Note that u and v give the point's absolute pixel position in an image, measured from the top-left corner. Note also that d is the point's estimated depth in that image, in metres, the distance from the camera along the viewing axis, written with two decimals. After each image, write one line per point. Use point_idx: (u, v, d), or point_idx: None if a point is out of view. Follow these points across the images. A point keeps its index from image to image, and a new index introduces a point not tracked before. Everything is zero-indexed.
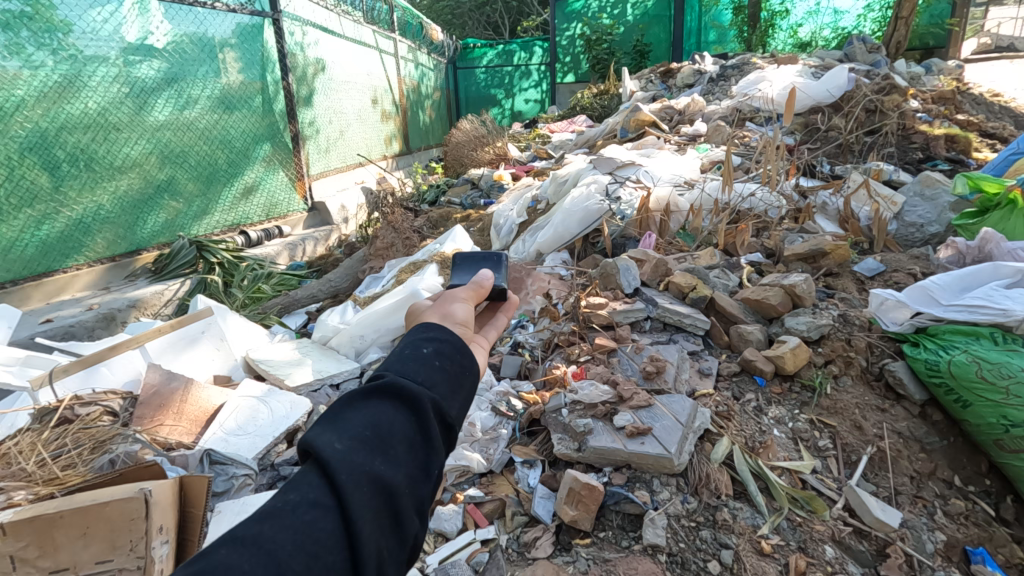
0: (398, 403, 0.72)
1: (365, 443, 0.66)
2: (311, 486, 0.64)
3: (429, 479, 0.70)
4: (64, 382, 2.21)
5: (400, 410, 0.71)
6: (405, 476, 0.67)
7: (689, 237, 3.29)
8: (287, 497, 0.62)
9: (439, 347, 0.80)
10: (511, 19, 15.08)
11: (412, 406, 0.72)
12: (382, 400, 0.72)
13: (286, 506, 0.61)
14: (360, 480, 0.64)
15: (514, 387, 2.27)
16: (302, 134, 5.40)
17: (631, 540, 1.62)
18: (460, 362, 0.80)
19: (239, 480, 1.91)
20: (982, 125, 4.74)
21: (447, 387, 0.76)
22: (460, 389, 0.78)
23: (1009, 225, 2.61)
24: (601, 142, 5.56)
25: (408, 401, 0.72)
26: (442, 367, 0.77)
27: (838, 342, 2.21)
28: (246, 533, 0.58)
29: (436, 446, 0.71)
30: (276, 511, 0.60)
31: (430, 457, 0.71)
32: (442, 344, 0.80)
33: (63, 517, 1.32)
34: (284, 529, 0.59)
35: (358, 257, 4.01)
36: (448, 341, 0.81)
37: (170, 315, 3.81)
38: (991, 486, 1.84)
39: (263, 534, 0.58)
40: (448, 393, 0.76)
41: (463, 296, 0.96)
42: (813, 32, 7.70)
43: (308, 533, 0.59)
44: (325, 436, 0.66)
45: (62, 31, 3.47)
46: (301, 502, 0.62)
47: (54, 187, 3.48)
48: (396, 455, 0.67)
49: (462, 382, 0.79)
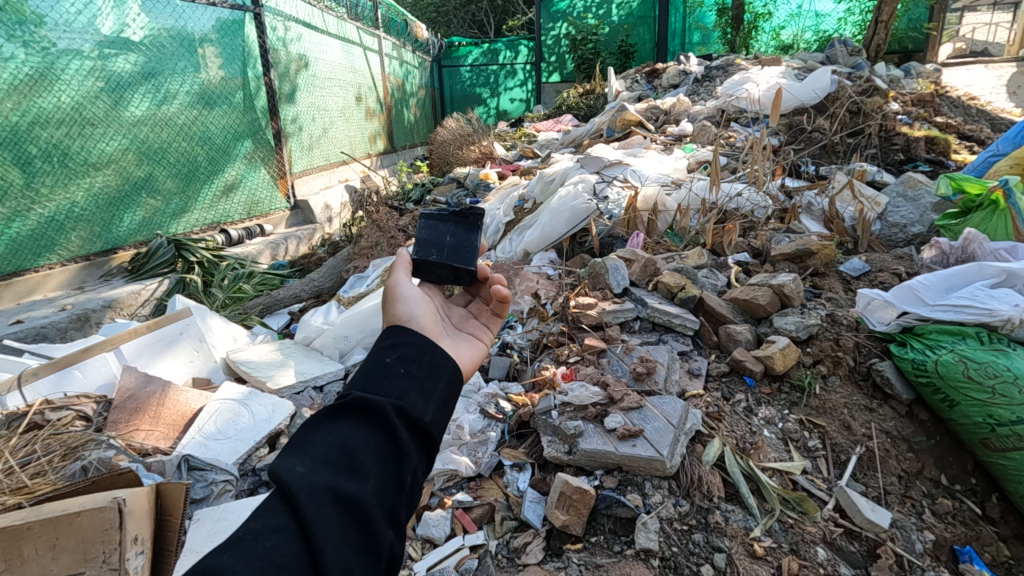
0: (363, 418, 0.69)
1: (330, 463, 0.64)
2: (274, 513, 0.61)
3: (402, 488, 0.67)
4: (34, 385, 2.11)
5: (364, 425, 0.68)
6: (374, 487, 0.64)
7: (677, 237, 3.27)
8: (250, 526, 0.59)
9: (403, 353, 0.78)
10: (496, 18, 14.97)
11: (377, 418, 0.69)
12: (347, 417, 0.69)
13: (247, 534, 0.58)
14: (322, 498, 0.61)
15: (503, 388, 2.24)
16: (284, 131, 5.29)
17: (623, 544, 1.59)
18: (428, 363, 0.78)
19: (218, 487, 1.84)
20: (960, 127, 4.83)
21: (417, 391, 0.74)
22: (432, 391, 0.75)
23: (991, 226, 2.66)
24: (587, 141, 5.55)
25: (372, 413, 0.69)
26: (408, 373, 0.75)
27: (827, 342, 2.21)
28: (205, 565, 0.55)
29: (408, 451, 0.68)
30: (238, 541, 0.58)
31: (402, 465, 0.67)
32: (405, 349, 0.78)
33: (30, 528, 1.26)
34: (244, 557, 0.56)
35: (342, 256, 3.92)
36: (412, 344, 0.79)
37: (147, 316, 3.70)
38: (977, 484, 1.85)
39: (221, 565, 0.55)
40: (417, 399, 0.73)
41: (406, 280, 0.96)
42: (795, 35, 7.79)
43: (270, 559, 0.56)
44: (286, 461, 0.64)
45: (34, 23, 3.34)
46: (263, 528, 0.59)
47: (26, 183, 3.35)
48: (363, 470, 0.65)
49: (433, 386, 0.76)
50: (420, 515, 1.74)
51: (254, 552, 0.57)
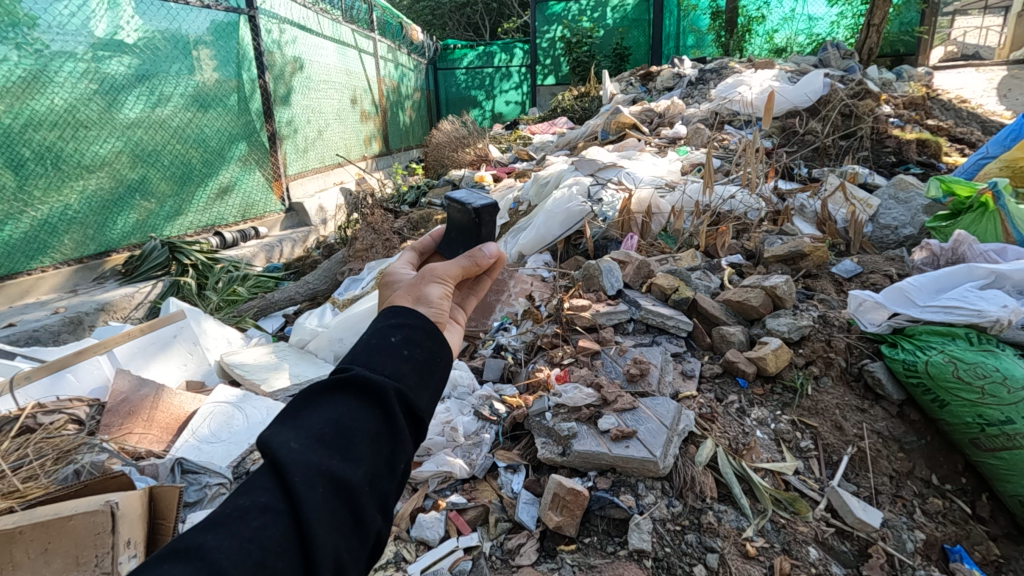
0: (360, 397, 0.69)
1: (324, 441, 0.64)
2: (263, 491, 0.61)
3: (393, 474, 0.68)
4: (26, 389, 2.10)
5: (363, 405, 0.68)
6: (367, 472, 0.65)
7: (671, 239, 3.30)
8: (237, 504, 0.59)
9: (407, 334, 0.76)
10: (491, 20, 15.04)
11: (377, 399, 0.69)
12: (345, 395, 0.69)
13: (232, 514, 0.58)
14: (316, 480, 0.61)
15: (498, 389, 2.25)
16: (279, 133, 5.29)
17: (616, 545, 1.60)
18: (431, 349, 0.77)
19: (212, 490, 1.82)
20: (951, 130, 4.88)
21: (417, 377, 0.73)
22: (430, 378, 0.75)
23: (980, 227, 2.69)
24: (582, 144, 5.58)
25: (372, 394, 0.69)
26: (411, 356, 0.74)
27: (819, 343, 2.23)
28: (188, 543, 0.55)
29: (402, 438, 0.69)
30: (223, 519, 0.57)
31: (395, 451, 0.68)
32: (410, 331, 0.77)
33: (22, 532, 1.23)
34: (229, 537, 0.56)
35: (336, 259, 3.92)
36: (417, 327, 0.78)
37: (140, 319, 3.69)
38: (967, 484, 1.88)
39: (206, 544, 0.55)
40: (416, 384, 0.73)
41: (443, 273, 0.87)
42: (788, 38, 7.86)
43: (256, 539, 0.56)
44: (280, 435, 0.64)
45: (27, 25, 3.33)
46: (250, 507, 0.59)
47: (18, 186, 3.33)
48: (358, 452, 0.65)
49: (431, 372, 0.76)
50: (414, 517, 1.74)
51: (241, 532, 0.57)
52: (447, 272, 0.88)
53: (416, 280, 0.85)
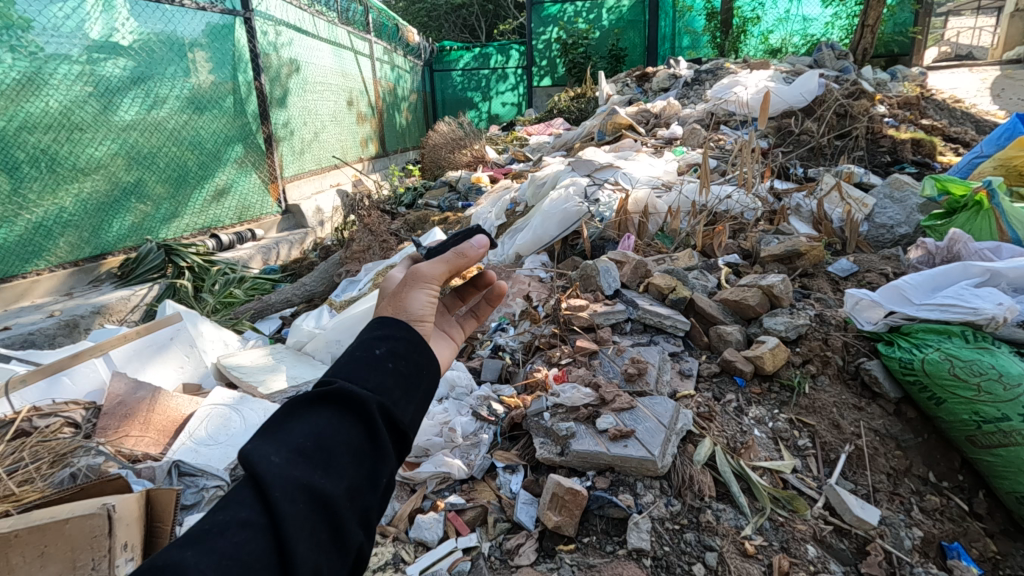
0: (343, 410, 0.69)
1: (305, 455, 0.64)
2: (243, 505, 0.61)
3: (375, 489, 0.67)
4: (22, 393, 2.09)
5: (345, 418, 0.68)
6: (348, 486, 0.64)
7: (668, 239, 3.32)
8: (216, 519, 0.59)
9: (392, 346, 0.76)
10: (486, 22, 15.18)
11: (359, 412, 0.69)
12: (328, 408, 0.69)
13: (213, 529, 0.58)
14: (295, 494, 0.61)
15: (496, 390, 2.25)
16: (275, 135, 5.28)
17: (615, 545, 1.60)
18: (417, 361, 0.77)
19: (209, 492, 1.82)
20: (945, 130, 4.92)
21: (401, 390, 0.73)
22: (414, 391, 0.75)
23: (976, 226, 2.72)
24: (578, 145, 5.60)
25: (355, 407, 0.69)
26: (395, 369, 0.74)
27: (816, 342, 2.23)
28: (167, 560, 0.55)
29: (384, 452, 0.69)
30: (203, 536, 0.57)
31: (377, 466, 0.68)
32: (395, 343, 0.77)
33: (18, 536, 1.23)
34: (209, 553, 0.56)
35: (333, 261, 3.92)
36: (402, 339, 0.78)
37: (136, 322, 3.67)
38: (964, 481, 1.88)
39: (184, 561, 0.55)
40: (401, 398, 0.73)
41: (430, 276, 0.87)
42: (783, 39, 7.90)
43: (235, 555, 0.56)
44: (261, 449, 0.64)
45: (21, 28, 3.32)
46: (230, 522, 0.59)
47: (14, 189, 3.31)
48: (338, 466, 0.65)
49: (416, 385, 0.76)
50: (413, 518, 1.74)
51: (219, 548, 0.56)
52: (433, 274, 0.87)
53: (400, 287, 0.85)
